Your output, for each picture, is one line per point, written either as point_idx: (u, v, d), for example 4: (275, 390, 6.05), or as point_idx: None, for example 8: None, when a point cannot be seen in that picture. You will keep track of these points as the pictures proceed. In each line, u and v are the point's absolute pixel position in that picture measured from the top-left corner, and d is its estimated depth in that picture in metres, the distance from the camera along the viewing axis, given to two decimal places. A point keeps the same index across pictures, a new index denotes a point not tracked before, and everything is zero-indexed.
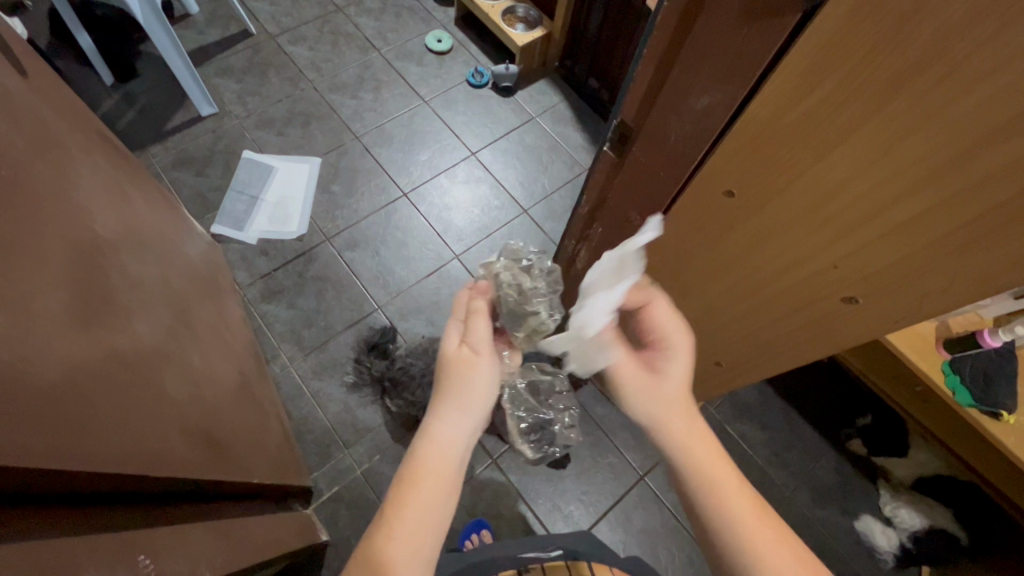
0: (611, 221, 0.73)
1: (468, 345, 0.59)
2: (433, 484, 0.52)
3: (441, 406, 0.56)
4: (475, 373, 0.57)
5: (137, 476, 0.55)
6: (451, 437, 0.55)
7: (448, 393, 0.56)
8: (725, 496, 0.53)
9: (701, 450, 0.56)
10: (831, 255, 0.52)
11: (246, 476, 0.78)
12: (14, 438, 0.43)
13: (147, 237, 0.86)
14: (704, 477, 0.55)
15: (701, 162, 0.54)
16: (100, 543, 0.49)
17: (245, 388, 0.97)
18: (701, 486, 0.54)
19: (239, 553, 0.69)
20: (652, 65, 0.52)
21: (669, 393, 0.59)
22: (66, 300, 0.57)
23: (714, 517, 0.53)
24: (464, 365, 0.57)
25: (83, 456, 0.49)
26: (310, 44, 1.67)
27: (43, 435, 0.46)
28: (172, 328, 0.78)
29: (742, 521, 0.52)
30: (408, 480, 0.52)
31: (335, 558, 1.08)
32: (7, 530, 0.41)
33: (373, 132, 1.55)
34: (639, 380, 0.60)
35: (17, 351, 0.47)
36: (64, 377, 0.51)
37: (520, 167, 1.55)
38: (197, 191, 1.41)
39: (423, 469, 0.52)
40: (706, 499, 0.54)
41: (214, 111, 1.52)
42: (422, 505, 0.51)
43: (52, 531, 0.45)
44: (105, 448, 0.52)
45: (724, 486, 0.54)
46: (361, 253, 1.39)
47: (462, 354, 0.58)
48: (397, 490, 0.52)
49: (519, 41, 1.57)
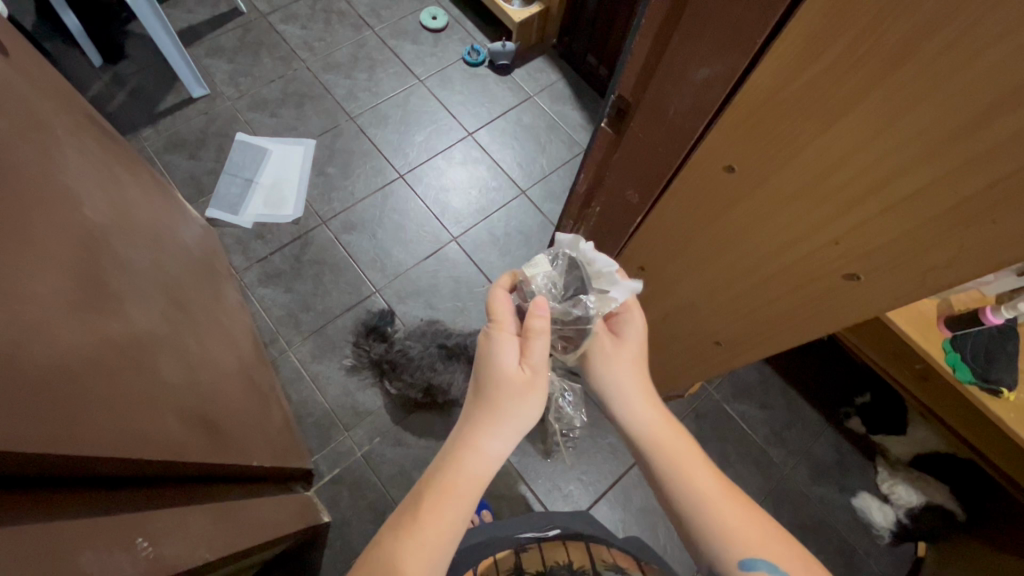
0: (609, 199, 0.71)
1: (528, 365, 0.56)
2: (469, 496, 0.52)
3: (491, 423, 0.54)
4: (531, 397, 0.55)
5: (134, 460, 0.55)
6: (495, 454, 0.54)
7: (503, 414, 0.54)
8: (694, 479, 0.55)
9: (671, 439, 0.58)
10: (834, 231, 0.51)
11: (245, 459, 0.78)
12: (9, 423, 0.42)
13: (140, 221, 0.84)
14: (673, 456, 0.56)
15: (699, 138, 0.53)
16: (100, 525, 0.50)
17: (244, 372, 0.97)
18: (671, 466, 0.56)
19: (239, 536, 0.69)
20: (649, 37, 0.50)
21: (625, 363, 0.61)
22: (57, 285, 0.56)
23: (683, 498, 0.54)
24: (522, 386, 0.55)
25: (77, 441, 0.49)
26: (302, 22, 1.63)
27: (38, 420, 0.45)
28: (167, 313, 0.77)
29: (716, 505, 0.53)
30: (446, 489, 0.52)
31: (337, 539, 1.09)
32: (8, 513, 0.41)
33: (368, 112, 1.53)
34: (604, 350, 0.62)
35: (9, 335, 0.47)
36: (58, 361, 0.51)
37: (517, 148, 1.52)
38: (191, 175, 1.39)
39: (461, 480, 0.52)
40: (677, 481, 0.55)
41: (205, 92, 1.49)
42: (453, 514, 0.51)
43: (52, 514, 0.45)
44: (99, 433, 0.52)
45: (692, 467, 0.56)
46: (358, 236, 1.37)
47: (523, 376, 0.55)
48: (431, 494, 0.52)
49: (517, 17, 1.53)
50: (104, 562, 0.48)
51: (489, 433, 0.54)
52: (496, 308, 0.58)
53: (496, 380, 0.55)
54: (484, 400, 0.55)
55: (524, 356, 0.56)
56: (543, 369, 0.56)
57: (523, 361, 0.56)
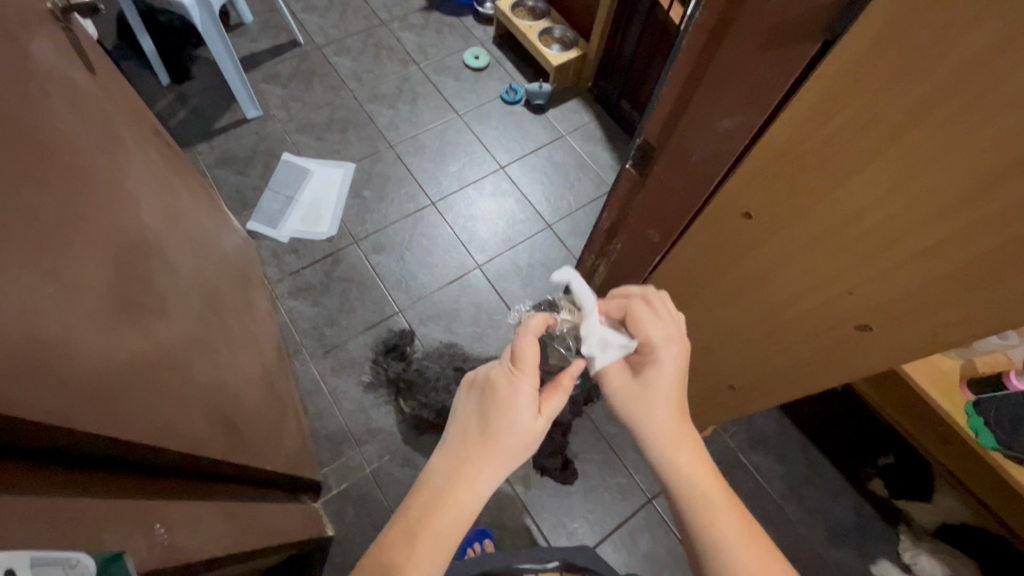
0: (631, 238, 0.74)
1: (543, 417, 0.55)
2: (457, 525, 0.52)
3: (490, 462, 0.53)
4: (532, 448, 0.55)
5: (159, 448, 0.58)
6: (485, 493, 0.53)
7: (498, 457, 0.53)
8: (721, 526, 0.53)
9: (699, 475, 0.56)
10: (845, 281, 0.52)
11: (258, 461, 0.80)
12: (51, 401, 0.46)
13: (188, 227, 0.90)
14: (705, 503, 0.54)
15: (719, 184, 0.55)
16: (124, 507, 0.52)
17: (266, 379, 1.00)
18: (696, 507, 0.54)
19: (248, 536, 0.71)
20: (676, 87, 0.53)
21: (655, 404, 0.58)
22: (112, 279, 0.61)
23: (705, 536, 0.53)
24: (529, 438, 0.54)
25: (113, 425, 0.52)
26: (354, 55, 1.74)
27: (80, 400, 0.49)
28: (203, 315, 0.82)
29: (734, 549, 0.52)
30: (439, 513, 0.52)
31: (338, 554, 1.09)
32: (39, 487, 0.43)
33: (407, 141, 1.61)
34: (618, 387, 0.60)
35: (65, 322, 0.51)
36: (105, 350, 0.55)
37: (547, 183, 1.57)
38: (237, 189, 1.48)
39: (449, 503, 0.52)
40: (701, 522, 0.54)
41: (258, 114, 1.59)
42: (432, 557, 0.51)
43: (81, 491, 0.48)
44: (131, 421, 0.55)
45: (722, 513, 0.54)
46: (386, 257, 1.43)
47: (534, 429, 0.54)
48: (420, 514, 0.52)
49: (555, 61, 1.62)
50: (125, 541, 0.49)
51: (478, 477, 0.53)
52: (525, 349, 0.56)
53: (510, 426, 0.53)
54: (491, 436, 0.53)
55: (541, 408, 0.55)
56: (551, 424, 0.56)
57: (537, 414, 0.55)
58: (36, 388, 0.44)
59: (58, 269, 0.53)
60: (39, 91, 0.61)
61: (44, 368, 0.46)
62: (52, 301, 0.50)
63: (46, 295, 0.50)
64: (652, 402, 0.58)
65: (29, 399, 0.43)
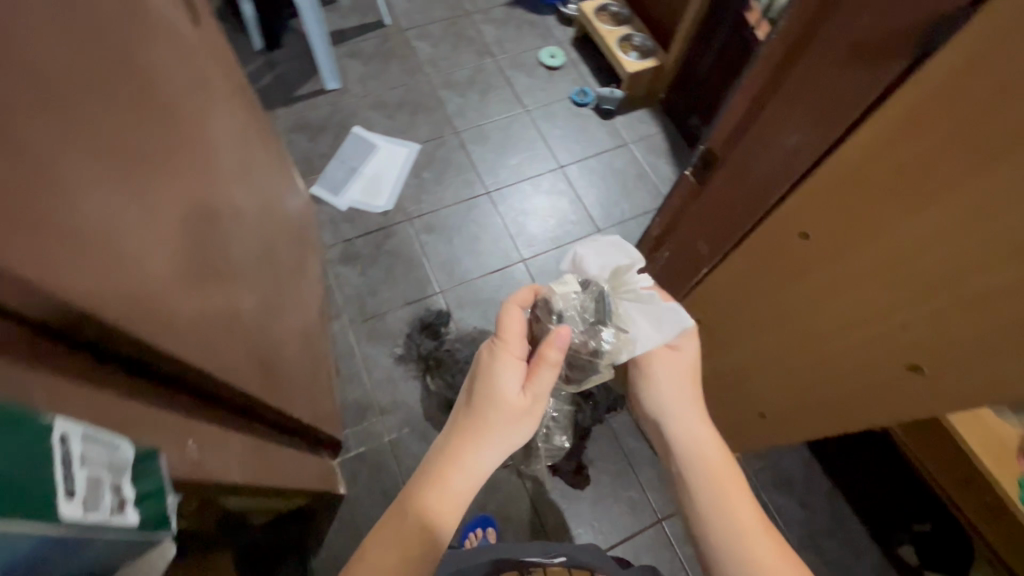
0: (681, 247, 0.72)
1: (531, 393, 0.59)
2: (456, 498, 0.57)
3: (484, 439, 0.57)
4: (524, 422, 0.59)
5: (205, 373, 0.61)
6: (481, 468, 0.58)
7: (490, 434, 0.58)
8: (738, 504, 0.59)
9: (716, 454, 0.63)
10: (900, 317, 0.49)
11: (286, 408, 0.84)
12: (131, 305, 0.50)
13: (257, 181, 0.96)
14: (722, 485, 0.61)
15: (780, 200, 0.53)
16: (171, 418, 0.56)
17: (305, 334, 1.04)
18: (711, 485, 0.61)
19: (267, 473, 0.74)
20: (751, 95, 0.52)
21: (679, 377, 0.66)
22: (187, 213, 0.66)
23: (721, 515, 0.59)
24: (519, 412, 0.58)
25: (177, 340, 0.56)
26: (434, 41, 1.79)
27: (151, 312, 0.53)
28: (258, 263, 0.87)
29: (749, 531, 0.58)
30: (438, 486, 0.56)
31: (347, 514, 1.13)
32: (104, 382, 0.47)
33: (472, 130, 1.64)
34: (658, 358, 0.66)
35: (147, 240, 0.55)
36: (174, 274, 0.59)
37: (603, 189, 1.57)
38: (306, 155, 1.55)
39: (447, 477, 0.56)
40: (717, 501, 0.60)
41: (337, 87, 1.66)
42: (428, 528, 0.55)
43: (136, 394, 0.52)
44: (190, 345, 0.59)
45: (737, 494, 0.60)
46: (435, 239, 1.46)
47: (522, 402, 0.58)
48: (421, 487, 0.56)
49: (631, 69, 1.60)
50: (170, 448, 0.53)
51: (475, 454, 0.57)
52: (509, 324, 0.61)
53: (499, 402, 0.58)
54: (486, 414, 0.58)
55: (528, 383, 0.59)
56: (542, 399, 0.60)
57: (524, 389, 0.59)
58: (120, 290, 0.49)
59: (145, 192, 0.57)
60: (150, 33, 0.66)
61: (126, 274, 0.50)
62: (139, 219, 0.55)
63: (135, 212, 0.54)
64: (678, 374, 0.66)
65: (117, 299, 0.48)
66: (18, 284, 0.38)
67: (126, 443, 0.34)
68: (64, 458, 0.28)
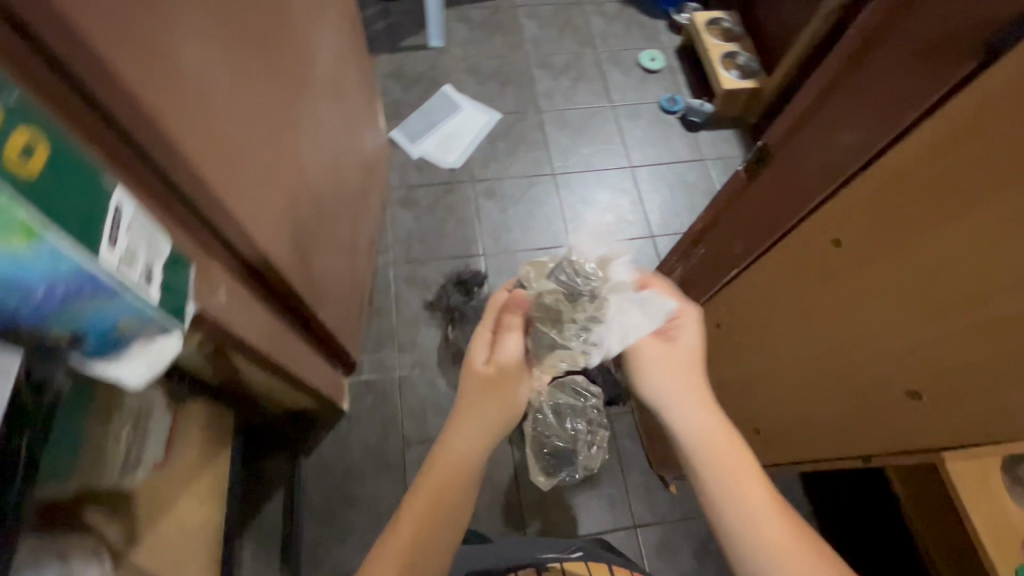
0: (717, 245, 0.72)
1: (495, 361, 0.61)
2: (452, 483, 0.57)
3: (465, 414, 0.59)
4: (501, 390, 0.60)
5: (262, 246, 0.68)
6: (466, 448, 0.58)
7: (471, 407, 0.60)
8: (752, 493, 0.54)
9: (723, 450, 0.57)
10: (909, 339, 0.48)
11: (315, 308, 0.90)
12: (219, 159, 0.56)
13: (343, 102, 1.03)
14: (734, 474, 0.55)
15: (819, 204, 0.52)
16: (220, 271, 0.62)
17: (350, 254, 1.11)
18: (722, 471, 0.56)
19: (284, 355, 0.81)
20: (810, 94, 0.51)
21: (676, 364, 0.62)
22: (280, 103, 0.72)
23: (732, 508, 0.54)
24: (489, 380, 0.60)
25: (246, 205, 0.62)
26: (541, 22, 1.83)
27: (233, 172, 0.59)
28: (325, 174, 0.94)
29: (764, 523, 0.53)
30: (433, 476, 0.57)
31: (345, 431, 1.19)
32: (178, 217, 0.54)
33: (555, 113, 1.66)
34: (649, 343, 0.63)
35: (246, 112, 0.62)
36: (259, 149, 0.66)
37: (667, 198, 1.56)
38: (395, 101, 1.64)
39: (440, 463, 0.58)
40: (729, 491, 0.55)
41: (439, 45, 1.73)
42: (424, 521, 0.55)
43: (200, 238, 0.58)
44: (255, 220, 0.65)
45: (751, 483, 0.55)
46: (492, 204, 1.50)
47: (488, 368, 0.61)
48: (420, 487, 0.57)
49: (727, 86, 1.57)
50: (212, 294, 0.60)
51: (463, 430, 0.59)
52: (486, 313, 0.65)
53: (467, 373, 0.62)
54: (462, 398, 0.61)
55: (493, 354, 0.61)
56: (512, 361, 0.61)
57: (488, 360, 0.61)
58: (215, 143, 0.55)
59: (252, 70, 0.64)
60: None
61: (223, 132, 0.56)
62: (243, 91, 0.61)
63: (242, 84, 0.61)
64: (675, 358, 0.63)
65: (210, 147, 0.54)
66: (140, 103, 0.44)
67: (162, 239, 0.40)
68: (115, 222, 0.34)
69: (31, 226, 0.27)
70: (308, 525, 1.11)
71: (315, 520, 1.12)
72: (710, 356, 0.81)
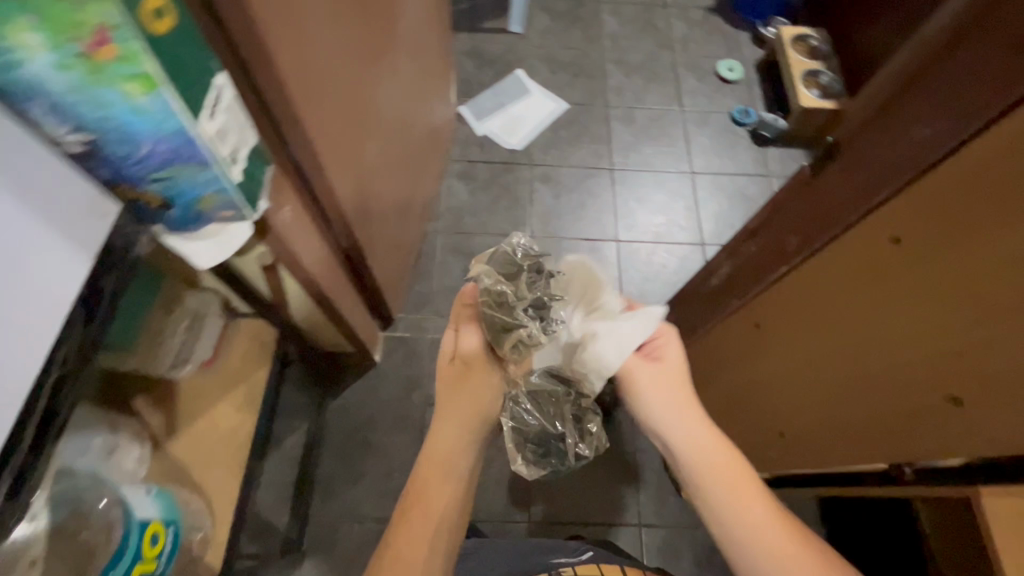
0: (766, 240, 0.71)
1: (459, 358, 0.66)
2: (443, 490, 0.59)
3: (446, 421, 0.63)
4: (472, 390, 0.64)
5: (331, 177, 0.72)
6: (449, 454, 0.61)
7: (446, 411, 0.63)
8: (752, 508, 0.56)
9: (714, 464, 0.58)
10: (958, 342, 0.48)
11: (366, 252, 0.95)
12: (306, 84, 0.60)
13: (421, 65, 1.07)
14: (733, 486, 0.57)
15: (884, 200, 0.51)
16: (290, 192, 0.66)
17: (404, 213, 1.15)
18: (720, 483, 0.57)
19: (331, 288, 0.85)
20: (893, 83, 0.49)
21: (663, 378, 0.64)
22: (366, 49, 0.76)
23: (732, 520, 0.56)
24: (456, 381, 0.65)
25: (323, 134, 0.66)
26: (623, 20, 1.82)
27: (317, 100, 0.63)
28: (395, 128, 0.98)
29: (764, 536, 0.55)
30: (420, 488, 0.60)
31: (373, 381, 1.24)
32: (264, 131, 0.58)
33: (623, 110, 1.66)
34: (636, 365, 0.64)
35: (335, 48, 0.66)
36: (342, 86, 0.70)
37: (724, 208, 1.53)
38: (468, 79, 1.68)
39: (427, 471, 0.60)
40: (731, 505, 0.56)
41: (519, 31, 1.76)
42: (421, 529, 0.57)
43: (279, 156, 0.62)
44: (329, 152, 0.69)
45: (753, 500, 0.56)
46: (546, 190, 1.52)
47: (454, 367, 0.66)
48: (408, 500, 0.59)
49: (805, 104, 1.52)
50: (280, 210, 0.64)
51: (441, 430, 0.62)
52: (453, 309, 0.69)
53: (439, 375, 0.67)
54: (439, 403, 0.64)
55: (456, 350, 0.67)
56: (475, 355, 0.66)
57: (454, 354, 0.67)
58: (305, 69, 0.59)
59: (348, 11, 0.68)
60: None
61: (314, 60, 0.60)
62: (336, 28, 0.65)
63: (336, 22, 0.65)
64: (662, 376, 0.64)
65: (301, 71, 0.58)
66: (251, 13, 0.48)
67: (252, 133, 0.50)
68: (214, 101, 0.44)
69: (151, 79, 0.37)
70: (325, 462, 1.16)
71: (333, 459, 1.17)
72: (744, 355, 0.80)
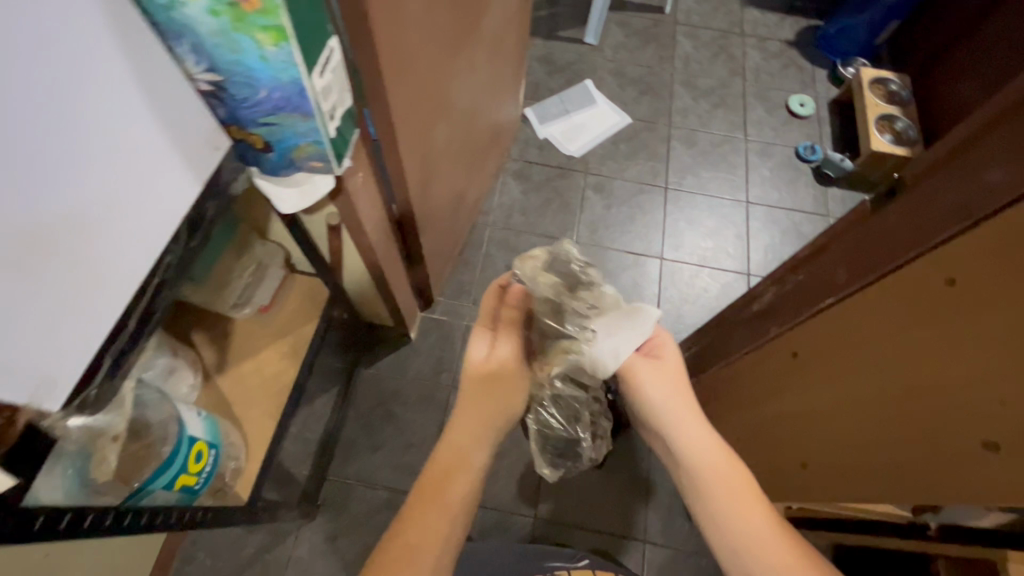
0: (819, 270, 0.71)
1: (494, 354, 0.67)
2: (461, 474, 0.60)
3: (472, 410, 0.63)
4: (504, 386, 0.65)
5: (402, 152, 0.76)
6: (469, 443, 0.62)
7: (476, 402, 0.64)
8: (753, 519, 0.57)
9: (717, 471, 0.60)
10: (1001, 390, 0.46)
11: (421, 231, 0.99)
12: (395, 62, 0.64)
13: (496, 62, 1.11)
14: (735, 496, 0.58)
15: (944, 241, 0.51)
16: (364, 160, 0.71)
17: (459, 201, 1.20)
18: (722, 491, 0.59)
19: (384, 259, 0.90)
20: (972, 126, 0.49)
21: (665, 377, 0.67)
22: (451, 38, 0.81)
23: (731, 531, 0.57)
24: (488, 374, 0.65)
25: (401, 111, 0.71)
26: (698, 43, 1.83)
27: (401, 78, 0.67)
28: (464, 118, 1.02)
29: (761, 549, 0.56)
30: (438, 469, 0.60)
31: (405, 357, 1.28)
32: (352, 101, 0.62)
33: (685, 131, 1.66)
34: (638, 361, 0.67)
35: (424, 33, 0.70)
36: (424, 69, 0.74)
37: (776, 241, 1.51)
38: (536, 83, 1.72)
39: (447, 453, 0.61)
40: (731, 513, 0.58)
41: (592, 43, 1.79)
42: (439, 517, 0.57)
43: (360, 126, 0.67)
44: (404, 129, 0.73)
45: (753, 513, 0.58)
46: (597, 199, 1.54)
47: (489, 362, 0.66)
48: (426, 483, 0.60)
49: (876, 148, 1.49)
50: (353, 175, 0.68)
51: (470, 420, 0.63)
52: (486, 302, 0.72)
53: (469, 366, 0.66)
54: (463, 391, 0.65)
55: (490, 346, 0.68)
56: (506, 358, 0.67)
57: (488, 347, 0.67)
58: (397, 48, 0.63)
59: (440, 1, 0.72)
60: None
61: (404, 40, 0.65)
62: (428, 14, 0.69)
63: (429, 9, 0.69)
64: (663, 375, 0.67)
65: (392, 50, 0.62)
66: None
67: (349, 94, 0.58)
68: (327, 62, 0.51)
69: (283, 32, 0.43)
70: (350, 426, 1.21)
71: (357, 424, 1.22)
72: (777, 383, 0.79)
